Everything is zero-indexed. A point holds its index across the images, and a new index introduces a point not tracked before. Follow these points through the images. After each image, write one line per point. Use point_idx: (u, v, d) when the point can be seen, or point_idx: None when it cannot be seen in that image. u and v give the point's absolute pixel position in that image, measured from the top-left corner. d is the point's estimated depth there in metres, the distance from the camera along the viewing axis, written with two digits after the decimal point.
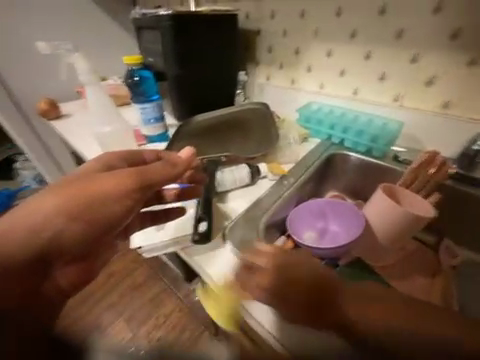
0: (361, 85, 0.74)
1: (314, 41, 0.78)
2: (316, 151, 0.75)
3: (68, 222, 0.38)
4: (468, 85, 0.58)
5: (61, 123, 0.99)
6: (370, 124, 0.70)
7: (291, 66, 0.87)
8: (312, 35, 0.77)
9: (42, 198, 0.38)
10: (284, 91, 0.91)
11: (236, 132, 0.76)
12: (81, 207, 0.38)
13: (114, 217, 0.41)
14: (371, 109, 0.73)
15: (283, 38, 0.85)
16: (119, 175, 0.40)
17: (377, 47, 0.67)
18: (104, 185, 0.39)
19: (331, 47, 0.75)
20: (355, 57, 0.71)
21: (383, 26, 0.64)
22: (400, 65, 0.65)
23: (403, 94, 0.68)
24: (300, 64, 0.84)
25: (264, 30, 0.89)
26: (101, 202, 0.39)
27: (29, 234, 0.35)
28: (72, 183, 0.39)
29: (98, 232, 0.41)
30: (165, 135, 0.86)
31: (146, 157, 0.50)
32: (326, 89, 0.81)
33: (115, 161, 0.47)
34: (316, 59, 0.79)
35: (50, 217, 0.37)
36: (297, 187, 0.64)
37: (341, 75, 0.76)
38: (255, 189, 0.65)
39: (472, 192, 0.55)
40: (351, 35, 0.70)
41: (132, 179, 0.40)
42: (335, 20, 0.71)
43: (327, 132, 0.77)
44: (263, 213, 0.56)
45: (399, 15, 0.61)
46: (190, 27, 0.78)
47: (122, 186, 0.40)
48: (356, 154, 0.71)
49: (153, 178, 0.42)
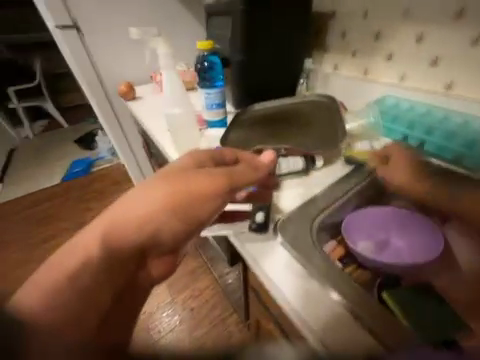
0: (458, 77, 0.61)
1: (401, 23, 0.67)
2: None
3: (169, 220, 0.38)
4: None
5: (136, 104, 1.11)
6: (466, 127, 0.58)
7: (366, 53, 0.77)
8: (400, 16, 0.66)
9: (147, 192, 0.38)
10: (353, 81, 0.81)
11: (298, 124, 0.73)
12: (180, 205, 0.39)
13: (206, 217, 0.41)
14: (469, 107, 0.60)
15: (361, 21, 0.75)
16: (215, 177, 0.42)
17: None
18: (199, 185, 0.41)
19: (424, 30, 0.63)
20: (455, 43, 0.59)
21: None
22: None
23: None
24: (377, 53, 0.74)
25: (341, 13, 0.80)
26: (196, 203, 0.40)
27: (135, 225, 0.35)
28: (171, 180, 0.40)
29: (192, 231, 0.40)
30: (224, 121, 0.87)
31: (228, 158, 0.51)
32: (409, 81, 0.70)
33: (204, 160, 0.48)
34: (401, 44, 0.68)
35: (154, 211, 0.37)
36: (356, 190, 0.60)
37: (431, 65, 0.64)
38: (311, 184, 0.62)
39: None
40: (456, 16, 0.57)
41: (223, 180, 0.43)
42: None
43: (403, 132, 0.68)
44: (316, 215, 0.53)
45: None
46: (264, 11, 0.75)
47: (217, 189, 0.42)
48: (439, 161, 0.61)
49: (238, 182, 0.45)
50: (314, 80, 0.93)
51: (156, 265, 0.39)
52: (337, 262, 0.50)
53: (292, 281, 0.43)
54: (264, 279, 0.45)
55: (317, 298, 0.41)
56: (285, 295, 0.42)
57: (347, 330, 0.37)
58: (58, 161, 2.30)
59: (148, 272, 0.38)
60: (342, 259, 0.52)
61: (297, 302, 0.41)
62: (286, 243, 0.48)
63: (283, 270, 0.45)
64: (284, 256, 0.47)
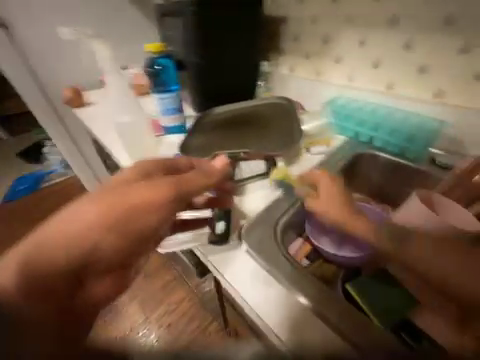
0: (396, 77, 0.67)
1: (345, 29, 0.71)
2: (340, 150, 0.70)
3: (104, 233, 0.33)
4: None
5: (84, 111, 1.02)
6: (405, 124, 0.64)
7: (317, 56, 0.81)
8: (343, 22, 0.71)
9: (76, 209, 0.33)
10: (308, 83, 0.85)
11: (256, 128, 0.73)
12: (117, 215, 0.34)
13: (153, 224, 0.36)
14: (407, 104, 0.67)
15: (310, 26, 0.79)
16: (158, 184, 0.38)
17: (418, 36, 0.60)
18: (140, 193, 0.36)
19: (365, 35, 0.68)
20: (391, 47, 0.65)
21: (428, 12, 0.57)
22: (445, 57, 0.58)
23: (446, 89, 0.61)
24: (326, 56, 0.79)
25: (291, 17, 0.83)
26: (138, 212, 0.35)
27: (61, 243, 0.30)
28: (106, 192, 0.36)
29: (137, 243, 0.35)
30: (182, 127, 0.84)
31: (183, 166, 0.48)
32: (357, 82, 0.75)
33: (152, 169, 0.44)
34: (346, 48, 0.73)
35: (85, 226, 0.32)
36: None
37: (374, 67, 0.70)
38: (273, 185, 0.62)
39: None
40: (390, 22, 0.63)
41: (169, 187, 0.38)
42: (371, 4, 0.64)
43: (354, 129, 0.73)
44: (280, 218, 0.53)
45: None
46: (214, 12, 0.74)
47: (161, 195, 0.37)
48: (386, 155, 0.66)
49: (192, 187, 0.40)
50: (273, 82, 0.96)
51: (100, 287, 0.32)
52: (304, 260, 0.54)
53: (261, 291, 0.43)
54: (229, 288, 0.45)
55: (287, 307, 0.41)
56: (252, 306, 0.42)
57: (313, 335, 0.38)
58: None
59: (89, 296, 0.31)
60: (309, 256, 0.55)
61: (265, 314, 0.41)
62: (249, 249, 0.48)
63: (250, 282, 0.44)
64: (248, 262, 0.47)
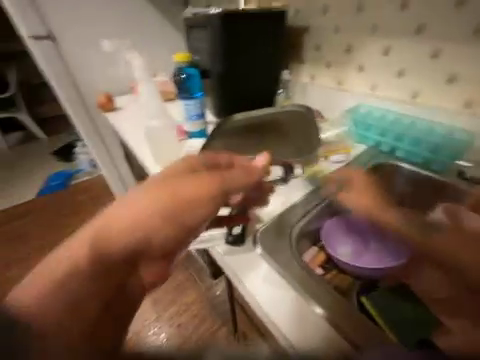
0: (423, 87, 0.65)
1: (369, 38, 0.71)
2: (360, 160, 0.69)
3: (156, 227, 0.33)
4: None
5: (114, 115, 1.09)
6: (431, 136, 0.62)
7: (339, 65, 0.81)
8: (367, 31, 0.71)
9: (128, 202, 0.34)
10: (329, 91, 0.85)
11: (275, 135, 0.74)
12: (167, 211, 0.34)
13: (197, 221, 0.37)
14: (433, 114, 0.64)
15: (334, 35, 0.79)
16: (204, 181, 0.38)
17: (446, 44, 0.59)
18: (190, 189, 0.37)
19: (390, 44, 0.68)
20: (417, 56, 0.64)
21: (457, 20, 0.56)
22: (476, 66, 0.56)
23: (477, 99, 0.58)
24: (348, 64, 0.79)
25: (314, 27, 0.84)
26: (189, 204, 0.36)
27: (115, 236, 0.31)
28: (157, 185, 0.36)
29: (182, 236, 0.36)
30: (204, 131, 0.88)
31: (222, 162, 0.46)
32: (380, 90, 0.74)
33: (198, 164, 0.43)
34: (370, 57, 0.73)
35: (139, 221, 0.32)
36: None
37: (399, 76, 0.69)
38: (290, 192, 0.63)
39: None
40: (417, 31, 0.62)
41: (214, 182, 0.39)
42: (397, 13, 0.64)
43: (376, 138, 0.72)
44: (294, 225, 0.54)
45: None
46: (241, 25, 0.78)
47: (204, 193, 0.37)
48: (410, 166, 0.63)
49: (231, 185, 0.41)
50: (293, 90, 0.97)
51: (145, 274, 0.34)
52: (319, 269, 0.53)
53: (271, 292, 0.43)
54: (246, 292, 0.44)
55: (296, 308, 0.41)
56: (263, 306, 0.42)
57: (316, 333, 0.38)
58: (33, 174, 2.19)
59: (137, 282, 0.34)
60: (324, 264, 0.55)
61: (273, 314, 0.40)
62: (265, 254, 0.48)
63: (262, 284, 0.44)
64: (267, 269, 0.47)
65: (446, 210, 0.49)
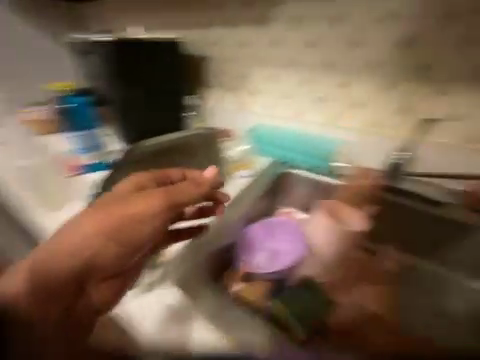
0: (302, 107, 0.90)
1: (256, 67, 0.94)
2: (269, 173, 0.80)
3: (104, 244, 0.52)
4: (380, 101, 0.78)
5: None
6: (315, 148, 0.83)
7: (238, 88, 0.99)
8: (254, 62, 0.94)
9: (77, 229, 0.52)
10: (234, 112, 1.00)
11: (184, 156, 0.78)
12: (115, 232, 0.52)
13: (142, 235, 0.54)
14: (310, 127, 0.89)
15: (228, 64, 0.99)
16: (157, 192, 0.53)
17: (313, 74, 0.86)
18: (134, 210, 0.53)
19: (272, 72, 0.92)
20: (293, 81, 0.89)
21: (314, 54, 0.84)
22: (331, 88, 0.84)
23: (337, 114, 0.85)
24: (247, 90, 0.97)
25: (211, 56, 1.01)
26: (128, 226, 0.53)
27: (71, 257, 0.51)
28: (111, 207, 0.53)
29: (129, 250, 0.54)
30: (102, 163, 0.89)
31: (172, 177, 0.61)
32: (273, 110, 0.95)
33: (146, 182, 0.59)
34: (264, 83, 0.94)
35: (86, 244, 0.52)
36: (247, 208, 0.72)
37: (284, 97, 0.92)
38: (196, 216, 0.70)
39: (397, 200, 0.70)
40: (287, 63, 0.88)
41: (161, 196, 0.53)
42: (272, 49, 0.90)
43: (275, 149, 0.89)
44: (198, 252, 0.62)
45: (327, 50, 0.81)
46: (142, 58, 0.88)
47: (148, 210, 0.53)
48: (305, 172, 0.79)
49: (179, 198, 0.54)
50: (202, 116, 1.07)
51: (96, 290, 0.54)
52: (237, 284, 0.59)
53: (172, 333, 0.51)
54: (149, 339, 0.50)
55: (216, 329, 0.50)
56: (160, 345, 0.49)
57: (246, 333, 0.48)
58: None
59: (88, 297, 0.54)
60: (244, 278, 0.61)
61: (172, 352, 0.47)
62: (180, 287, 0.58)
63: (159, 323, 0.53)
64: (175, 300, 0.57)
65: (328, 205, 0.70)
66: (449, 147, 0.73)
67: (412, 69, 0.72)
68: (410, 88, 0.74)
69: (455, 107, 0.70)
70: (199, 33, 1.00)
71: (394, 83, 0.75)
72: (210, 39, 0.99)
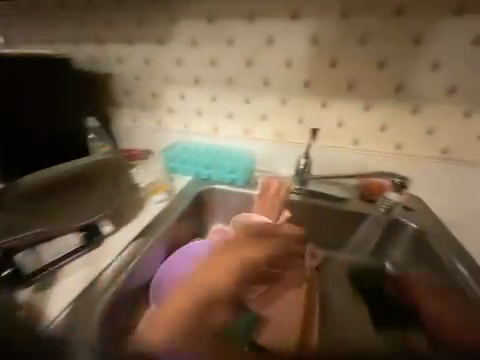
0: (217, 124, 1.00)
1: (166, 84, 1.00)
2: (188, 195, 0.88)
3: (228, 287, 0.58)
4: (279, 113, 0.91)
5: None
6: (226, 160, 0.94)
7: (152, 107, 1.06)
8: (163, 80, 1.00)
9: (207, 266, 0.62)
10: (154, 131, 1.07)
11: (81, 188, 0.73)
12: (237, 275, 0.60)
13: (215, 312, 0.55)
14: (225, 142, 1.00)
15: (137, 82, 1.03)
16: (260, 247, 0.66)
17: (218, 89, 0.95)
18: (244, 255, 0.63)
19: (183, 91, 0.99)
20: (204, 100, 0.98)
21: (218, 74, 0.92)
22: (240, 105, 0.95)
23: (249, 129, 0.97)
24: (164, 106, 1.04)
25: (117, 74, 1.04)
26: (238, 268, 0.61)
27: (225, 285, 0.58)
28: (221, 254, 0.64)
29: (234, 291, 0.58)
30: None
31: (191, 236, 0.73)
32: (189, 126, 1.04)
33: (245, 242, 0.67)
34: (175, 102, 1.02)
35: (218, 285, 0.58)
36: (163, 227, 0.74)
37: (198, 114, 1.01)
38: (100, 256, 0.64)
39: (306, 201, 0.83)
40: (196, 81, 0.96)
41: (260, 250, 0.65)
42: (178, 68, 0.96)
43: (194, 169, 0.96)
44: (104, 290, 0.56)
45: (228, 69, 0.91)
46: (20, 76, 0.77)
47: (258, 254, 0.64)
48: (222, 186, 0.92)
49: (271, 249, 0.65)
50: (119, 132, 1.12)
51: (228, 311, 0.56)
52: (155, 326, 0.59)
53: None
54: None
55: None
56: None
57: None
58: None
59: (220, 319, 0.55)
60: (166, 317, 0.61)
61: None
62: None
63: None
64: None
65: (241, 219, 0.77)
66: (343, 150, 0.88)
67: (296, 86, 0.87)
68: (296, 101, 0.88)
69: (338, 116, 0.86)
70: (110, 52, 1.01)
71: (283, 97, 0.89)
72: (118, 59, 1.02)
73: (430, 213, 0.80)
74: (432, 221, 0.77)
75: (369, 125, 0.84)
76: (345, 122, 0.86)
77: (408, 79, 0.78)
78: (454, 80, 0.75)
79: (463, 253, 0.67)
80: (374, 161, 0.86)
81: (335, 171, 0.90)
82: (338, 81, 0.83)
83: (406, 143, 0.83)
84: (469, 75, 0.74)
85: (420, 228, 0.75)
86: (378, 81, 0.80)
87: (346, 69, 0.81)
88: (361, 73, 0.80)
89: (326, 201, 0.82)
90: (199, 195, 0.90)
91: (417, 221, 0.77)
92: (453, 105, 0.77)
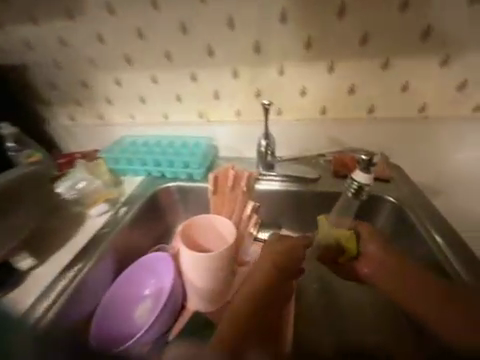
0: (167, 110, 0.84)
1: (93, 69, 0.82)
2: (137, 199, 0.74)
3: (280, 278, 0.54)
4: (232, 86, 0.77)
5: None
6: (179, 154, 0.79)
7: (87, 100, 0.88)
8: (88, 64, 0.82)
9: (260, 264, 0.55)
10: (96, 128, 0.91)
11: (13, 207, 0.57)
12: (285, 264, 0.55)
13: (264, 299, 0.51)
14: (180, 131, 0.86)
15: (58, 70, 0.84)
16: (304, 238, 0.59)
17: (156, 67, 0.79)
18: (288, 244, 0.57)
19: (116, 75, 0.82)
20: (145, 82, 0.82)
21: (151, 47, 0.76)
22: (187, 84, 0.79)
23: (204, 111, 0.82)
24: (100, 97, 0.87)
25: (32, 63, 0.85)
26: (286, 260, 0.55)
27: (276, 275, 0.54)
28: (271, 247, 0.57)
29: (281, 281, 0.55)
30: None
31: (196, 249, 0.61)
32: (136, 117, 0.88)
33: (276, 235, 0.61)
34: (111, 89, 0.85)
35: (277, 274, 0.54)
36: (109, 243, 0.63)
37: (142, 101, 0.85)
38: (20, 298, 0.53)
39: (274, 186, 0.72)
40: (127, 61, 0.79)
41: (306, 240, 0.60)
42: (102, 46, 0.78)
43: (142, 168, 0.80)
44: (51, 303, 0.52)
45: (162, 39, 0.75)
46: None
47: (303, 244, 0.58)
48: (176, 184, 0.78)
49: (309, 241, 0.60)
50: (56, 135, 0.94)
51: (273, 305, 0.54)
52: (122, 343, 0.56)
53: None
54: None
55: None
56: None
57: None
58: None
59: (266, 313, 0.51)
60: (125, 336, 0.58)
61: None
62: None
63: None
64: None
65: (201, 220, 0.62)
66: (311, 123, 0.76)
67: (246, 52, 0.72)
68: (250, 70, 0.74)
69: (300, 83, 0.73)
70: (15, 36, 0.81)
71: (234, 68, 0.75)
72: (28, 44, 0.82)
73: (411, 182, 0.71)
74: (415, 191, 0.68)
75: (337, 88, 0.72)
76: (309, 88, 0.73)
77: (375, 26, 0.65)
78: (429, 19, 0.63)
79: (440, 220, 0.61)
80: (348, 131, 0.75)
81: (305, 149, 0.79)
82: (294, 39, 0.69)
83: (380, 104, 0.72)
84: (443, 9, 0.62)
85: (398, 202, 0.66)
86: (342, 32, 0.67)
87: (302, 22, 0.67)
88: (320, 25, 0.67)
89: (298, 186, 0.71)
90: (154, 197, 0.77)
91: (395, 194, 0.68)
92: (430, 50, 0.66)
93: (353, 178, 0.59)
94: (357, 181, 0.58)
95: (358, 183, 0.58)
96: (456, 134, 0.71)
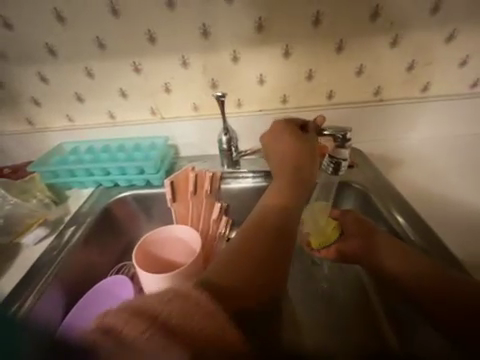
0: (111, 108, 0.73)
1: (9, 64, 0.68)
2: (85, 216, 0.64)
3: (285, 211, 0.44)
4: (184, 76, 0.69)
5: None
6: (130, 158, 0.69)
7: (8, 103, 0.73)
8: (1, 59, 0.67)
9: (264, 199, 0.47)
10: (25, 136, 0.76)
11: None
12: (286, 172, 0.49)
13: (272, 244, 0.38)
14: (132, 133, 0.75)
15: None
16: (288, 140, 0.52)
17: (88, 57, 0.67)
18: (282, 149, 0.52)
19: (40, 70, 0.69)
20: (78, 76, 0.69)
21: (80, 34, 0.65)
22: (129, 76, 0.69)
23: (156, 106, 0.73)
24: (23, 98, 0.72)
25: None
26: (283, 165, 0.50)
27: (279, 210, 0.44)
28: (276, 164, 0.52)
29: (281, 220, 0.42)
30: None
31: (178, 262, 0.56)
32: (76, 120, 0.75)
33: (273, 145, 0.53)
34: (36, 87, 0.71)
35: (280, 206, 0.44)
36: (52, 272, 0.53)
37: (79, 99, 0.72)
38: None
39: (241, 184, 0.68)
40: (51, 52, 0.67)
41: (293, 138, 0.52)
42: (16, 36, 0.65)
43: (88, 178, 0.69)
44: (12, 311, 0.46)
45: (91, 25, 0.64)
46: None
47: (290, 145, 0.52)
48: (132, 192, 0.69)
49: (299, 139, 0.52)
50: None
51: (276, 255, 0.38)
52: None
53: None
54: None
55: None
56: None
57: None
58: None
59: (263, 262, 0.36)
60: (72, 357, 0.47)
61: None
62: None
63: None
64: None
65: (164, 232, 0.55)
66: (273, 112, 0.72)
67: (193, 37, 0.65)
68: (201, 57, 0.67)
69: (258, 70, 0.68)
70: None
71: (183, 56, 0.67)
72: None
73: (375, 165, 0.72)
74: (379, 174, 0.69)
75: (295, 74, 0.69)
76: (267, 76, 0.69)
77: (325, 5, 0.63)
78: None
79: (401, 200, 0.60)
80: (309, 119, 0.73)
81: None
82: (244, 21, 0.64)
83: (338, 88, 0.71)
84: None
85: (363, 187, 0.66)
86: (293, 13, 0.63)
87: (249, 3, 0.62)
88: (268, 4, 0.62)
89: (266, 181, 0.67)
90: (106, 211, 0.67)
91: (361, 180, 0.68)
92: (380, 31, 0.66)
93: (331, 156, 0.55)
94: (335, 159, 0.54)
95: (336, 160, 0.54)
96: (409, 113, 0.73)
